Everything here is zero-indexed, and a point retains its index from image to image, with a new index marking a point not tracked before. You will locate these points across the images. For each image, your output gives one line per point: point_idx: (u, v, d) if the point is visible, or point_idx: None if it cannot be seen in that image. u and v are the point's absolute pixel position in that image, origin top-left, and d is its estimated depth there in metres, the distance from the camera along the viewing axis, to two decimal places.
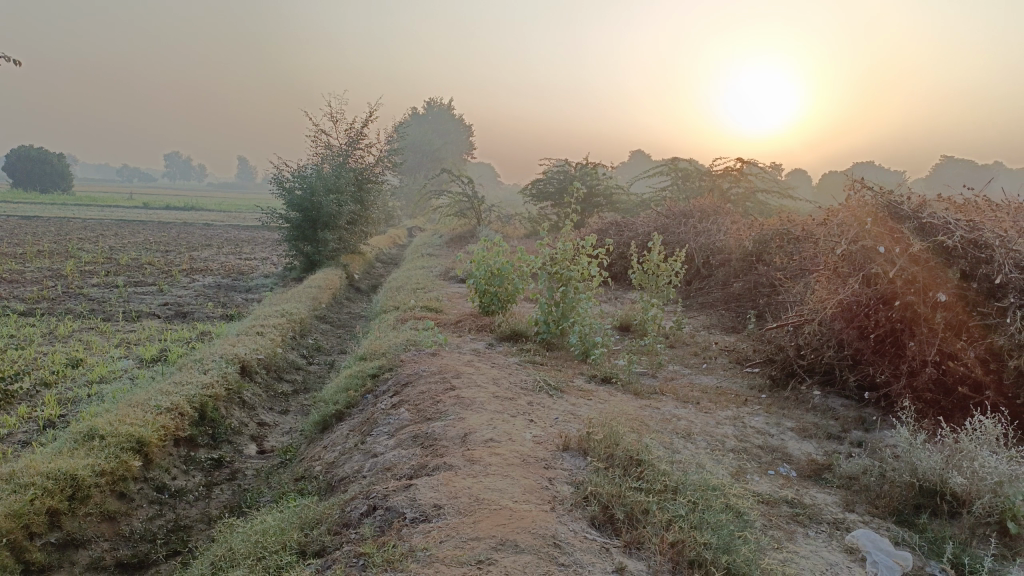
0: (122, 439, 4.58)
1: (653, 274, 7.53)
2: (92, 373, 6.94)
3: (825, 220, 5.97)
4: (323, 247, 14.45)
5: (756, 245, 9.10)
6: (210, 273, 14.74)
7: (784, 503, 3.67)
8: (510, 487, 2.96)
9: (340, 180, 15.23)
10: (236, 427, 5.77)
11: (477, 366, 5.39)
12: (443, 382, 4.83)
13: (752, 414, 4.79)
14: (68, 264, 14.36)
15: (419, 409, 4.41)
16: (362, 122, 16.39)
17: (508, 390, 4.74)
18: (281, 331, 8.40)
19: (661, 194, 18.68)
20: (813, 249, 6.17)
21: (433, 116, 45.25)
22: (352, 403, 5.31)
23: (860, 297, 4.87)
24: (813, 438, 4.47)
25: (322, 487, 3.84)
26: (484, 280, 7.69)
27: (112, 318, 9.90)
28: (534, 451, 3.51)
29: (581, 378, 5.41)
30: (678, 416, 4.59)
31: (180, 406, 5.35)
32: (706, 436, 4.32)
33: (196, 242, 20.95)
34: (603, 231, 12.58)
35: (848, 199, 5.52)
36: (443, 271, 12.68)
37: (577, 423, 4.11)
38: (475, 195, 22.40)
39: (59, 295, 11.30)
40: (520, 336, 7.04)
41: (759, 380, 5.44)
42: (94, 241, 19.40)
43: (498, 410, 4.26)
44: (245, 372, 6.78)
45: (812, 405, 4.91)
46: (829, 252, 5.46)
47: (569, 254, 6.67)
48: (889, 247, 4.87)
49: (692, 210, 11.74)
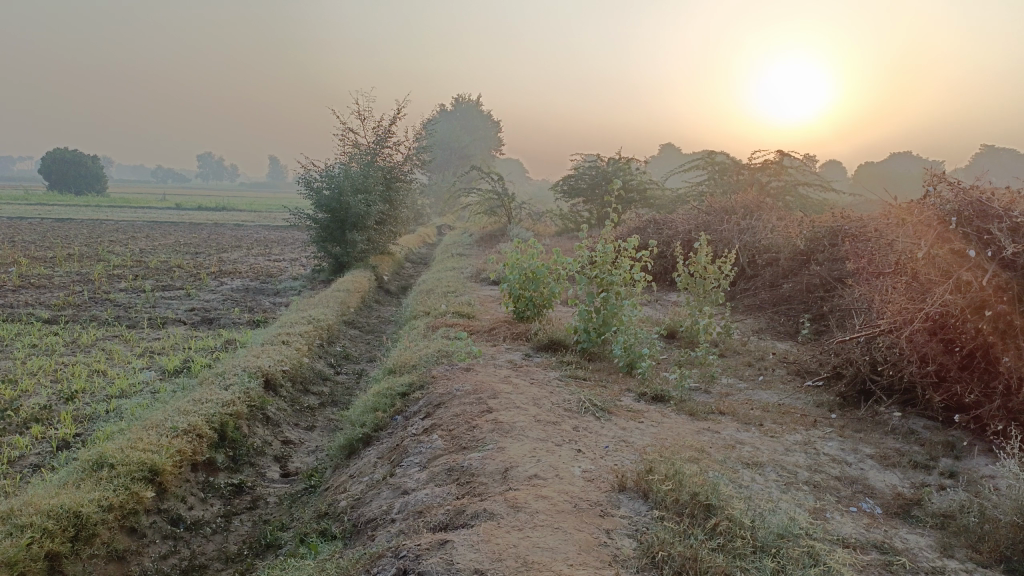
0: (133, 468, 4.22)
1: (701, 277, 7.02)
2: (111, 387, 6.64)
3: (901, 219, 5.38)
4: (352, 249, 14.12)
5: (809, 244, 8.55)
6: (239, 275, 14.49)
7: (874, 549, 3.18)
8: (562, 545, 2.52)
9: (368, 180, 14.91)
10: (258, 447, 5.41)
11: (515, 383, 4.96)
12: (479, 403, 4.41)
13: (824, 439, 4.30)
14: (97, 268, 14.20)
15: (454, 436, 3.99)
16: (390, 119, 16.05)
17: (551, 412, 4.30)
18: (308, 339, 8.04)
19: (696, 188, 18.10)
20: (888, 251, 5.60)
21: (461, 112, 45.01)
22: (380, 425, 4.89)
23: (948, 307, 4.31)
24: (896, 467, 3.97)
25: (348, 530, 3.44)
26: (519, 285, 7.27)
27: (136, 325, 9.63)
28: (585, 492, 3.07)
29: (630, 396, 4.94)
30: (742, 442, 4.12)
31: (199, 427, 4.98)
32: (775, 466, 3.84)
33: (225, 243, 20.80)
34: (639, 230, 12.10)
35: (927, 196, 4.94)
36: (474, 272, 12.27)
37: (630, 454, 3.66)
38: (505, 192, 21.97)
39: (85, 301, 11.08)
40: (559, 345, 6.59)
41: (827, 397, 4.94)
42: (124, 243, 19.32)
43: (541, 438, 3.82)
44: (270, 385, 6.41)
45: (892, 427, 4.40)
46: (908, 255, 4.90)
47: (610, 257, 6.24)
48: (980, 251, 4.28)
49: (734, 206, 11.18)
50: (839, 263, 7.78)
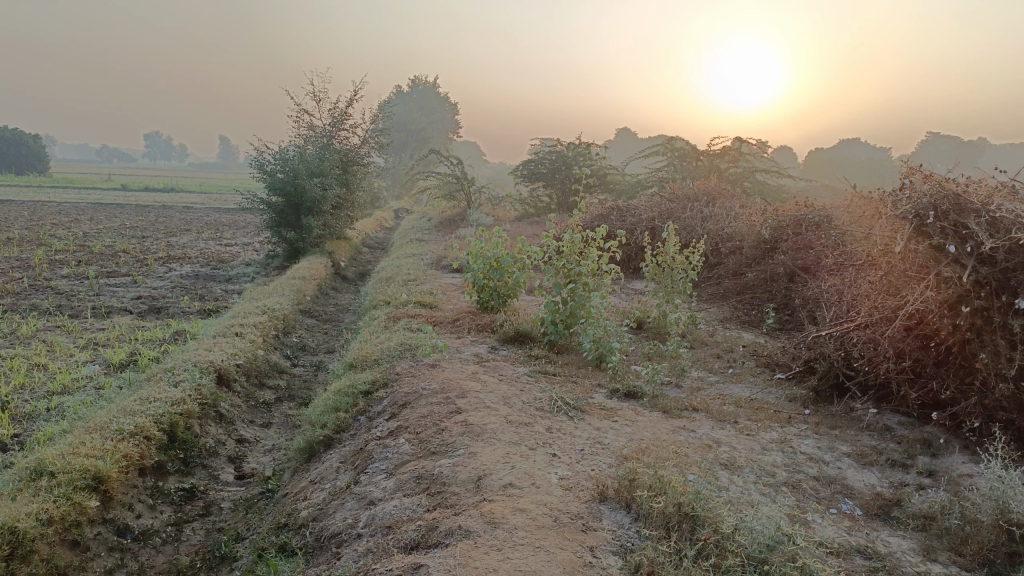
0: (76, 476, 3.92)
1: (668, 267, 6.90)
2: (53, 383, 6.28)
3: (875, 209, 5.29)
4: (307, 234, 13.76)
5: (773, 232, 8.51)
6: (188, 261, 13.97)
7: (858, 554, 3.04)
8: (546, 568, 2.35)
9: (324, 163, 14.49)
10: (211, 447, 5.15)
11: (483, 380, 4.76)
12: (447, 404, 4.21)
13: (800, 437, 4.20)
14: (37, 253, 13.56)
15: (422, 440, 3.78)
16: (347, 100, 15.66)
17: (522, 412, 4.12)
18: (263, 330, 7.73)
19: (656, 173, 18.04)
20: (861, 242, 5.54)
21: (418, 93, 44.36)
22: (341, 426, 4.64)
23: (925, 303, 4.23)
24: (874, 466, 3.89)
25: (310, 546, 3.22)
26: (483, 274, 7.08)
27: (79, 315, 9.18)
28: (564, 503, 2.91)
29: (601, 393, 4.80)
30: (718, 442, 3.99)
31: (147, 428, 4.69)
32: (753, 467, 3.72)
33: (173, 226, 20.11)
34: (601, 217, 11.97)
35: (903, 189, 4.84)
36: (434, 259, 12.02)
37: (606, 458, 3.50)
38: (464, 176, 21.66)
39: (24, 289, 10.53)
40: (525, 337, 6.41)
41: (799, 392, 4.87)
42: (66, 226, 18.53)
43: (513, 441, 3.64)
44: (223, 381, 6.12)
45: (867, 424, 4.35)
46: (882, 248, 4.82)
47: (577, 247, 6.07)
48: (958, 246, 4.21)
49: (697, 194, 11.12)
50: (804, 252, 7.75)
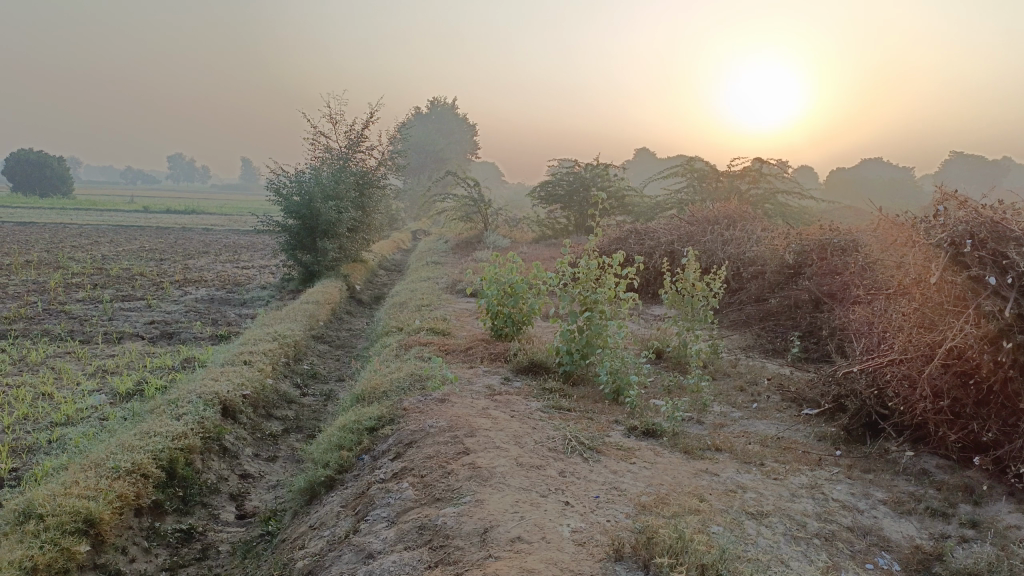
0: (66, 519, 3.74)
1: (688, 294, 6.66)
2: (56, 413, 6.12)
3: (907, 236, 5.03)
4: (322, 257, 13.64)
5: (797, 257, 8.24)
6: (204, 284, 13.92)
7: None
8: None
9: (340, 186, 14.43)
10: (212, 484, 4.96)
11: (493, 416, 4.53)
12: (455, 444, 3.99)
13: (831, 482, 3.94)
14: (54, 276, 13.56)
15: (427, 485, 3.57)
16: (363, 123, 15.65)
17: (534, 453, 3.89)
18: (272, 358, 7.56)
19: (675, 195, 17.80)
20: (893, 271, 5.28)
21: (436, 115, 44.53)
22: (344, 466, 4.44)
23: (963, 338, 3.96)
24: (911, 516, 3.61)
25: None
26: (497, 301, 6.89)
27: (91, 341, 9.08)
28: (577, 561, 2.68)
29: (618, 431, 4.55)
30: (743, 487, 3.74)
31: (144, 465, 4.51)
32: (781, 516, 3.45)
33: (192, 249, 20.12)
34: (619, 240, 11.76)
35: (939, 216, 4.60)
36: (448, 283, 11.85)
37: (623, 507, 3.27)
38: (481, 198, 21.55)
39: (37, 314, 10.47)
40: (540, 367, 6.19)
41: (829, 431, 4.60)
42: (85, 249, 18.59)
43: (524, 487, 3.40)
44: (227, 413, 5.94)
45: (902, 467, 4.08)
46: (915, 277, 4.57)
47: (594, 274, 5.87)
48: (999, 277, 3.95)
49: (717, 216, 10.88)
50: (830, 277, 7.47)
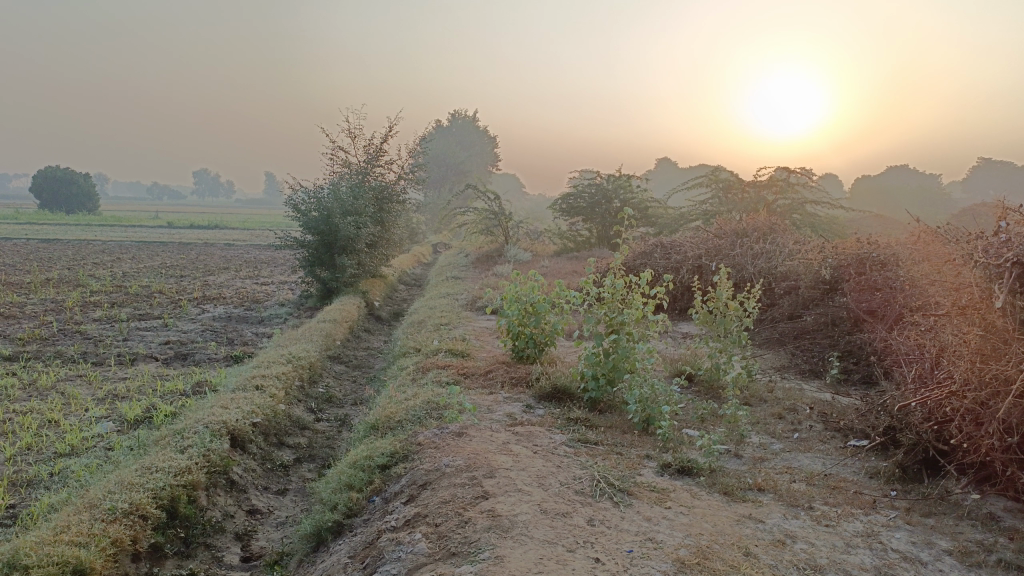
0: (52, 571, 3.45)
1: (720, 314, 6.27)
2: (61, 443, 5.87)
3: (963, 255, 4.67)
4: (341, 274, 13.36)
5: (833, 272, 7.84)
6: (222, 302, 13.71)
7: None
8: None
9: (358, 201, 14.21)
10: (217, 523, 4.68)
11: (515, 453, 4.20)
12: (473, 486, 3.66)
13: (889, 529, 3.55)
14: (73, 295, 13.42)
15: (442, 535, 3.24)
16: (382, 137, 15.47)
17: (560, 497, 3.55)
18: (285, 382, 7.28)
19: (700, 206, 17.38)
20: (945, 292, 4.92)
21: (457, 127, 44.31)
22: (354, 509, 4.13)
23: None
24: (982, 569, 3.21)
25: None
26: (518, 321, 6.55)
27: (104, 363, 8.86)
28: None
29: (650, 469, 4.19)
30: (792, 536, 3.37)
31: (144, 505, 4.23)
32: (838, 572, 3.08)
33: (212, 265, 19.98)
34: (644, 255, 11.38)
35: (1000, 233, 4.26)
36: (468, 300, 11.55)
37: (660, 563, 2.92)
38: (502, 211, 21.24)
39: (53, 334, 10.29)
40: (564, 393, 5.84)
41: (882, 469, 4.21)
42: (106, 266, 18.51)
43: (549, 540, 3.06)
44: (236, 443, 5.66)
45: (967, 511, 3.70)
46: (974, 300, 4.22)
47: (620, 293, 5.53)
48: None
49: (745, 229, 10.48)
50: (869, 294, 7.07)
